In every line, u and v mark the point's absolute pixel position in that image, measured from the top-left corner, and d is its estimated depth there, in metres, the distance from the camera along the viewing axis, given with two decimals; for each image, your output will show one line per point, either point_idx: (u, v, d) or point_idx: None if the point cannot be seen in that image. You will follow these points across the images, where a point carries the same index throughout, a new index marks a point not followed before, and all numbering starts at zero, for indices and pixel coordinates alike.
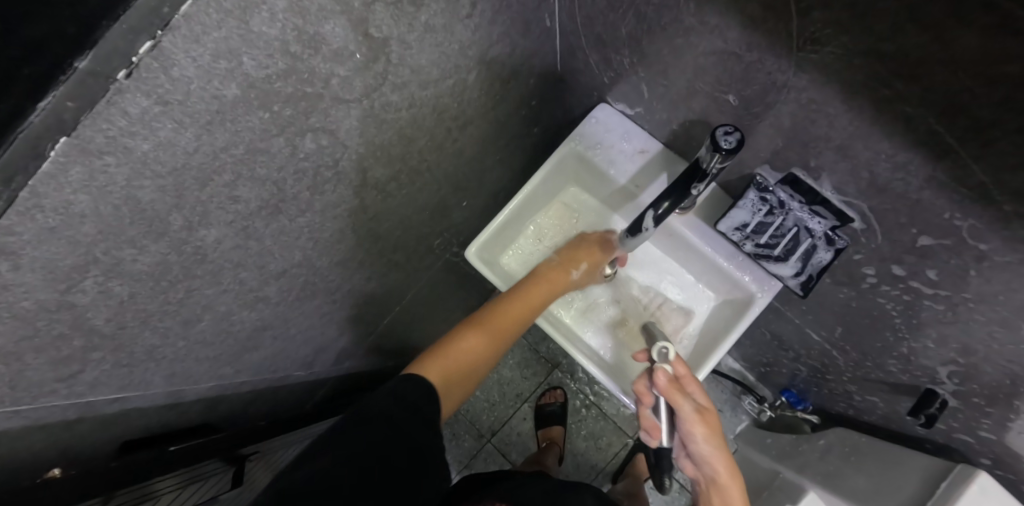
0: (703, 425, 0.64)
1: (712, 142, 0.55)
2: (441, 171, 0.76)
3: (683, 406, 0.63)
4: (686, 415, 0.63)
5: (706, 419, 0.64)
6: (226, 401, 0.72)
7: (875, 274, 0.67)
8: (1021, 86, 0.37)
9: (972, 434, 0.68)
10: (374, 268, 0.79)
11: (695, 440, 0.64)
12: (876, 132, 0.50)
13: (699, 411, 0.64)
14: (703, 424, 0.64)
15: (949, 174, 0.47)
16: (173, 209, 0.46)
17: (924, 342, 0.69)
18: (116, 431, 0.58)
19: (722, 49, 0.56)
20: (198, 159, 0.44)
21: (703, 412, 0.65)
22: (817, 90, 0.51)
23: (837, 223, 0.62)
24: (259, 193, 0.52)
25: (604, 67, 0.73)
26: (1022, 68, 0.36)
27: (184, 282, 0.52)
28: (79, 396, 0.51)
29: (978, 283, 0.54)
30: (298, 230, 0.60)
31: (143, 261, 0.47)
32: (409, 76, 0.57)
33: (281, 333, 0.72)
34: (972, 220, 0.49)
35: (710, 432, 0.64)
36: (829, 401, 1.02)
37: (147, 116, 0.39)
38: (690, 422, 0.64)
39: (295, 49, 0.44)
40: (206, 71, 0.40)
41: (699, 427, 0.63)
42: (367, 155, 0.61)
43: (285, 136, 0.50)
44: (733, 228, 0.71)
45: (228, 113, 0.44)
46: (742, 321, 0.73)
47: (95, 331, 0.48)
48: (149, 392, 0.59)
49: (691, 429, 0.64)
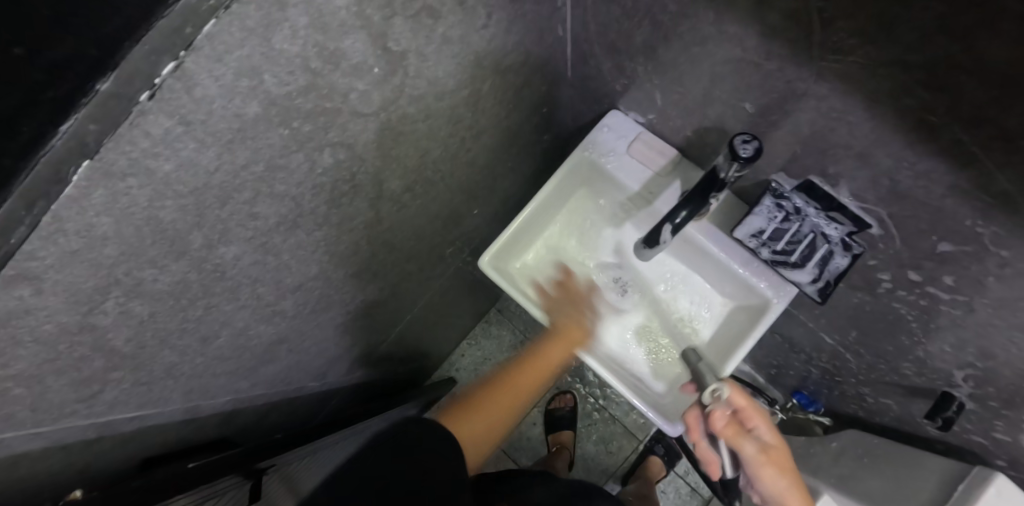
0: (771, 460, 0.67)
1: (731, 150, 0.55)
2: (454, 181, 0.75)
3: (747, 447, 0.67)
4: (748, 456, 0.67)
5: (772, 457, 0.67)
6: (241, 414, 0.71)
7: (891, 279, 0.67)
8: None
9: (987, 436, 0.68)
10: (387, 278, 0.79)
11: (763, 478, 0.67)
12: (899, 140, 0.50)
13: (762, 449, 0.67)
14: (768, 463, 0.67)
15: (973, 181, 0.47)
16: (194, 228, 0.46)
17: (941, 345, 0.69)
18: (134, 449, 0.58)
19: (739, 57, 0.56)
20: (219, 178, 0.44)
21: (767, 447, 0.68)
22: (837, 98, 0.51)
23: (854, 228, 0.62)
24: (277, 209, 0.51)
25: (617, 74, 0.72)
26: None
27: (203, 300, 0.52)
28: (98, 416, 0.50)
29: (998, 288, 0.55)
30: (314, 244, 0.59)
31: (163, 280, 0.47)
32: (425, 87, 0.56)
33: (296, 345, 0.71)
34: (995, 227, 0.49)
35: (777, 468, 0.67)
36: (840, 402, 1.02)
37: (169, 137, 0.38)
38: (756, 463, 0.67)
39: (316, 65, 0.44)
40: (227, 90, 0.40)
41: (768, 467, 0.67)
42: (383, 167, 0.60)
43: (303, 151, 0.49)
44: (750, 235, 0.70)
45: (249, 131, 0.43)
46: (758, 327, 0.73)
47: (115, 352, 0.47)
48: (168, 409, 0.58)
49: (757, 469, 0.67)
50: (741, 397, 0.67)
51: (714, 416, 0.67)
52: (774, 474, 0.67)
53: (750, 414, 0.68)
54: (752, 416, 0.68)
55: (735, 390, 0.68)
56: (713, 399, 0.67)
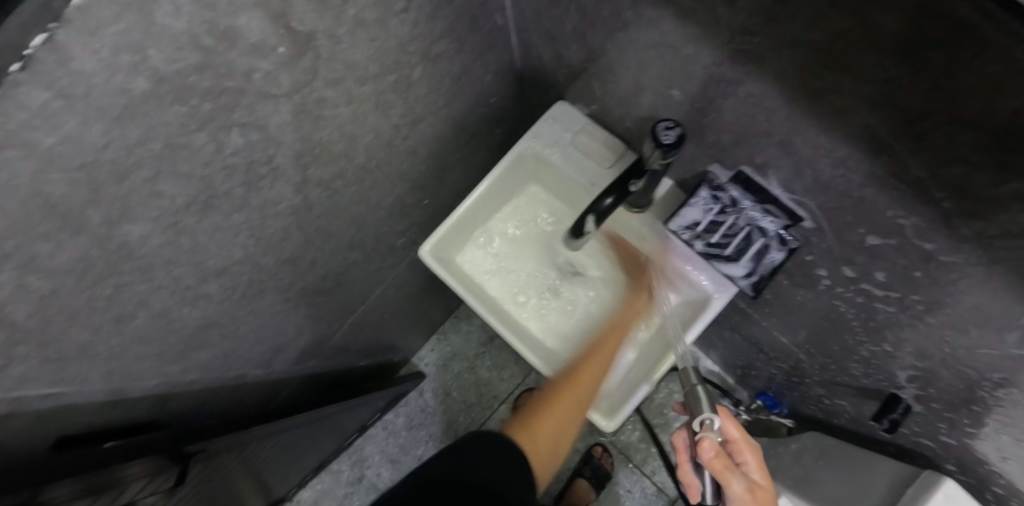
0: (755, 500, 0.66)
1: (654, 137, 0.55)
2: (394, 170, 0.75)
3: (733, 482, 0.66)
4: (734, 491, 0.66)
5: (759, 498, 0.66)
6: (176, 397, 0.71)
7: (828, 276, 0.65)
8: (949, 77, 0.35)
9: (936, 441, 0.66)
10: (328, 267, 0.79)
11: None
12: (814, 126, 0.48)
13: (748, 488, 0.67)
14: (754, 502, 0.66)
15: (887, 168, 0.46)
16: (89, 204, 0.46)
17: (884, 345, 0.67)
18: (54, 428, 0.58)
19: (659, 42, 0.54)
20: (111, 153, 0.44)
21: (755, 487, 0.68)
22: (752, 83, 0.50)
23: (789, 222, 0.60)
24: (185, 189, 0.51)
25: (557, 64, 0.71)
26: (945, 54, 0.34)
27: (111, 279, 0.52)
28: (6, 392, 0.50)
29: (926, 283, 0.53)
30: (235, 226, 0.59)
31: (61, 256, 0.47)
32: (343, 71, 0.56)
33: (229, 331, 0.71)
34: (916, 218, 0.47)
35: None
36: (801, 403, 1.01)
37: (47, 110, 0.38)
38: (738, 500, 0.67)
39: (207, 42, 0.44)
40: (108, 64, 0.39)
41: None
42: (305, 151, 0.60)
43: (207, 131, 0.49)
44: (684, 227, 0.68)
45: (140, 108, 0.43)
46: (698, 322, 0.71)
47: (16, 327, 0.47)
48: (87, 388, 0.59)
49: None
50: (733, 428, 0.71)
51: (703, 446, 0.66)
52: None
53: (741, 448, 0.71)
54: (742, 450, 0.71)
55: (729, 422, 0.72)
56: (703, 427, 0.67)
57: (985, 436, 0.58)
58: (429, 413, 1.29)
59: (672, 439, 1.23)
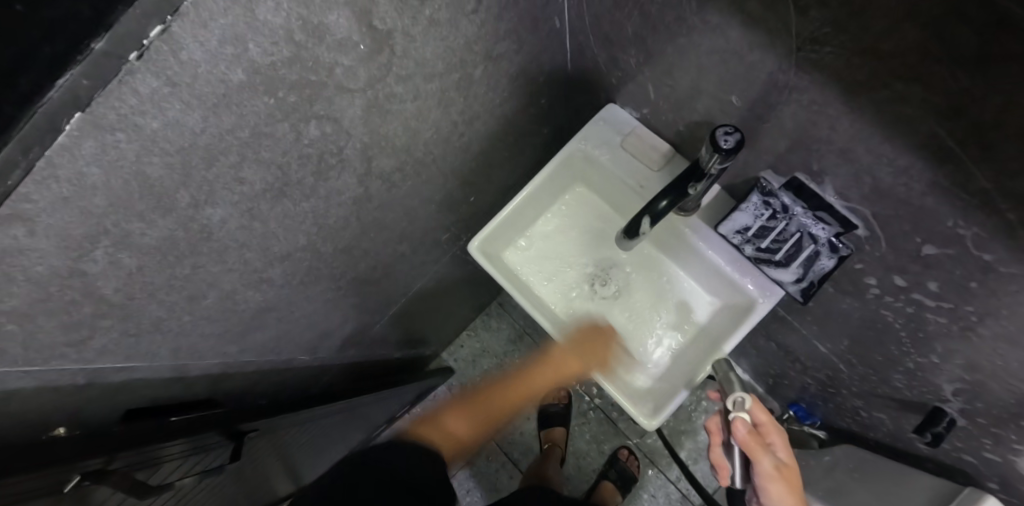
0: (782, 478, 0.64)
1: (712, 142, 0.55)
2: (447, 166, 0.77)
3: (763, 459, 0.64)
4: (763, 469, 0.64)
5: (786, 475, 0.64)
6: (231, 377, 0.74)
7: (878, 285, 0.66)
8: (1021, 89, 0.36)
9: (978, 455, 0.67)
10: (379, 258, 0.81)
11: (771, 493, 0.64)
12: (878, 134, 0.49)
13: (778, 466, 0.64)
14: (785, 482, 0.64)
15: (951, 178, 0.46)
16: (180, 187, 0.48)
17: (931, 357, 0.68)
18: (124, 399, 0.61)
19: (723, 49, 0.56)
20: (205, 139, 0.47)
21: (783, 466, 0.65)
22: (817, 91, 0.51)
23: (841, 229, 0.61)
24: (264, 176, 0.54)
25: (612, 67, 0.73)
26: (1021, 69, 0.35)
27: (190, 259, 0.55)
28: (88, 361, 0.54)
29: (982, 295, 0.53)
30: (302, 214, 0.62)
31: (151, 234, 0.49)
32: (413, 68, 0.58)
33: (285, 315, 0.74)
34: (977, 228, 0.48)
35: (787, 488, 0.63)
36: (836, 414, 1.01)
37: (156, 96, 0.41)
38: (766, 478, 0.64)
39: (300, 37, 0.46)
40: (212, 55, 0.42)
41: (779, 483, 0.63)
42: (371, 145, 0.62)
43: (289, 121, 0.52)
44: (734, 231, 0.70)
45: (234, 97, 0.46)
46: (742, 326, 0.72)
47: (104, 300, 0.50)
48: (156, 363, 0.61)
49: (768, 483, 0.64)
50: (761, 411, 0.68)
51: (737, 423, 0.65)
52: (783, 494, 0.63)
53: (769, 429, 0.67)
54: (769, 431, 0.67)
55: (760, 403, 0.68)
56: (737, 406, 0.66)
57: None
58: (457, 408, 1.30)
59: (699, 446, 1.23)
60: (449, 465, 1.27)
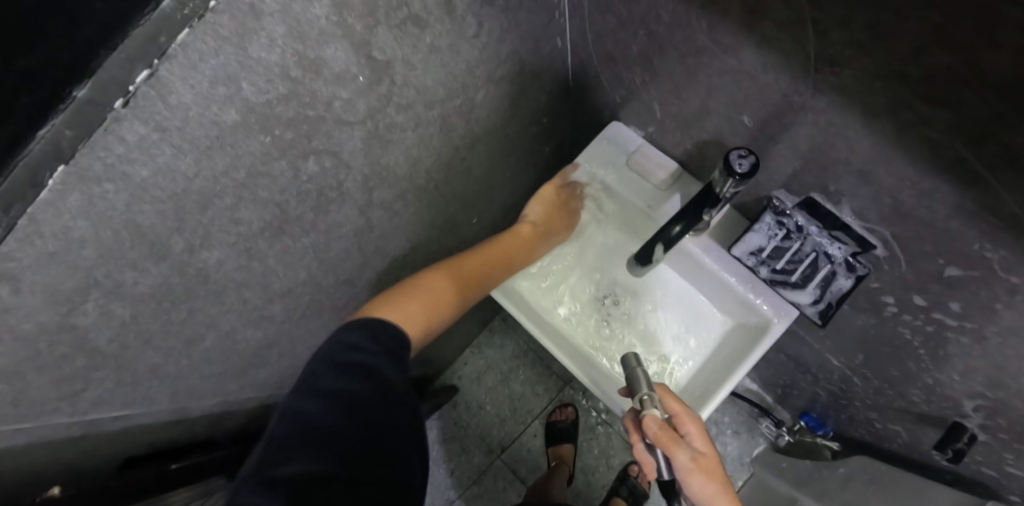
0: (701, 468, 0.62)
1: (725, 165, 0.53)
2: (449, 190, 0.75)
3: (680, 454, 0.61)
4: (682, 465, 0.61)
5: (703, 464, 0.62)
6: (232, 415, 0.72)
7: (895, 303, 0.64)
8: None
9: (999, 469, 0.66)
10: (382, 285, 0.79)
11: (693, 488, 0.62)
12: (901, 157, 0.47)
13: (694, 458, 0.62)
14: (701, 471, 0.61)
15: (979, 203, 0.45)
16: (174, 232, 0.46)
17: (950, 374, 0.66)
18: (121, 448, 0.58)
19: (735, 69, 0.54)
20: (199, 184, 0.44)
21: (700, 456, 0.63)
22: (836, 113, 0.49)
23: (859, 249, 0.59)
24: (261, 215, 0.52)
25: (616, 85, 0.71)
26: None
27: (187, 303, 0.52)
28: (82, 414, 0.51)
29: (1008, 317, 0.52)
30: (302, 249, 0.59)
31: (144, 282, 0.47)
32: (414, 96, 0.56)
33: (286, 350, 0.71)
34: (1004, 252, 0.46)
35: (707, 478, 0.62)
36: (849, 425, 0.99)
37: (145, 143, 0.39)
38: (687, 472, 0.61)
39: (296, 73, 0.44)
40: (204, 97, 0.40)
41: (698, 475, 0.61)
42: (372, 175, 0.60)
43: (286, 159, 0.49)
44: (749, 252, 0.68)
45: (228, 139, 0.44)
46: (756, 347, 0.69)
47: (97, 351, 0.48)
48: (154, 408, 0.59)
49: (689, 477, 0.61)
50: (673, 400, 0.65)
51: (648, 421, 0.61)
52: (705, 485, 0.61)
53: (683, 419, 0.66)
54: (684, 421, 0.66)
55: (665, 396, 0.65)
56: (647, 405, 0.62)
57: None
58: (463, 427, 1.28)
59: None
60: (456, 486, 1.24)
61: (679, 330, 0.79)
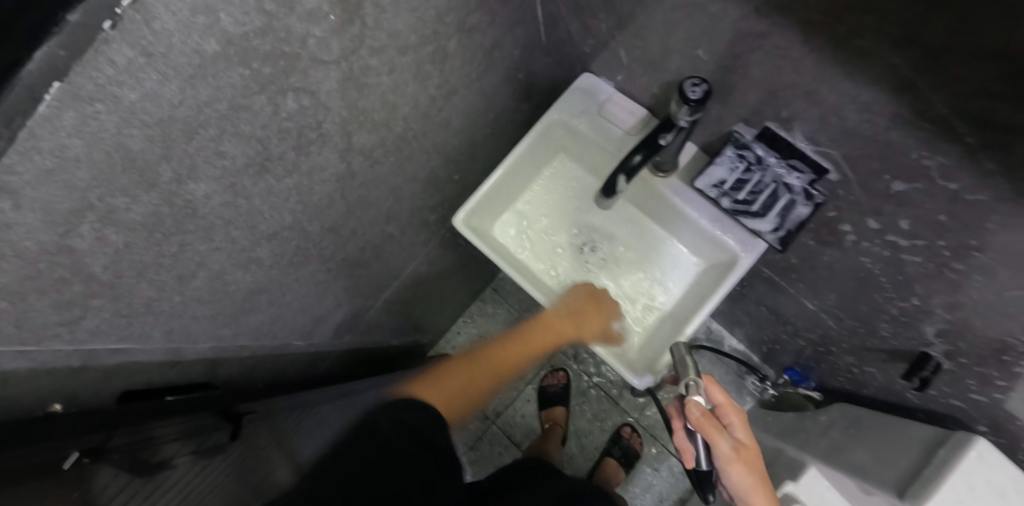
0: (740, 461, 0.65)
1: (681, 94, 0.57)
2: (428, 142, 0.78)
3: (720, 441, 0.66)
4: (721, 451, 0.66)
5: (744, 456, 0.66)
6: (227, 364, 0.75)
7: (853, 231, 0.67)
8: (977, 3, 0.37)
9: (965, 399, 0.70)
10: (367, 238, 0.82)
11: (733, 477, 0.66)
12: (840, 71, 0.50)
13: (735, 447, 0.66)
14: (741, 461, 0.65)
15: (912, 109, 0.48)
16: (162, 160, 0.49)
17: (911, 299, 0.69)
18: (119, 383, 0.61)
19: (686, 2, 0.57)
20: (183, 112, 0.47)
21: (743, 449, 0.66)
22: (778, 34, 0.52)
23: (815, 176, 0.63)
24: (244, 150, 0.55)
25: (584, 35, 0.74)
26: None
27: (177, 236, 0.55)
28: (81, 343, 0.54)
29: (952, 227, 0.55)
30: (286, 191, 0.63)
31: (136, 210, 0.50)
32: (386, 39, 0.59)
33: (276, 298, 0.75)
34: (941, 157, 0.49)
35: (748, 470, 0.65)
36: (831, 374, 1.02)
37: (133, 66, 0.41)
38: (725, 459, 0.66)
39: (270, 7, 0.47)
40: (185, 25, 0.43)
41: (738, 465, 0.65)
42: (350, 119, 0.63)
43: (265, 94, 0.53)
44: (711, 185, 0.71)
45: (209, 68, 0.47)
46: (726, 281, 0.73)
47: (94, 278, 0.51)
48: (149, 346, 0.62)
49: (727, 465, 0.66)
50: (718, 391, 0.68)
51: (691, 406, 0.67)
52: (743, 475, 0.65)
53: (728, 412, 0.68)
54: (728, 413, 0.68)
55: (718, 387, 0.69)
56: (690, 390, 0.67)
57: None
58: None
59: None
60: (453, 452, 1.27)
61: (653, 273, 0.83)
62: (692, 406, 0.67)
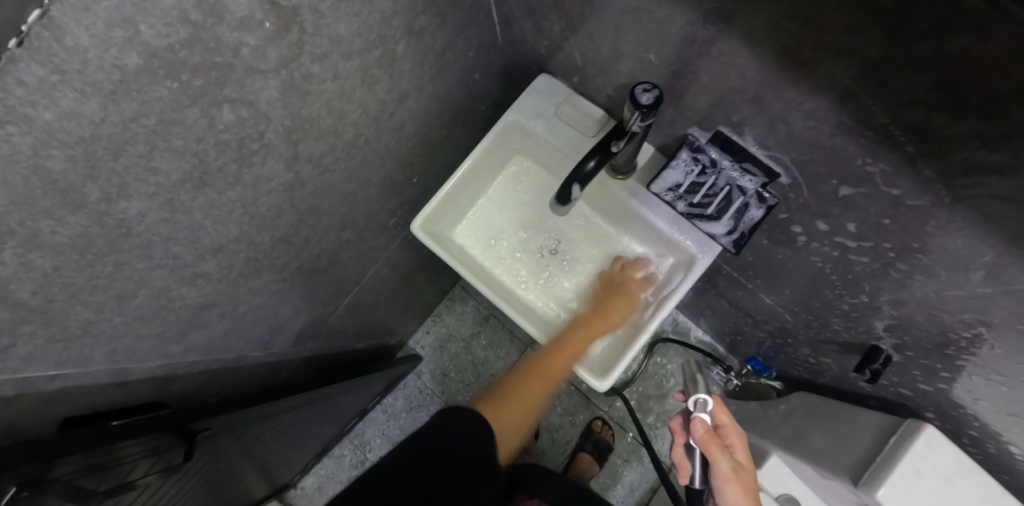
0: (737, 480, 0.75)
1: (632, 99, 0.56)
2: (381, 146, 0.77)
3: (722, 462, 0.74)
4: (721, 471, 0.74)
5: (740, 478, 0.75)
6: (178, 380, 0.72)
7: (803, 232, 0.68)
8: (912, 19, 0.37)
9: (913, 388, 0.74)
10: (321, 245, 0.80)
11: (727, 493, 0.75)
12: (785, 78, 0.50)
13: (733, 469, 0.75)
14: (736, 483, 0.75)
15: (854, 117, 0.48)
16: (88, 181, 0.46)
17: (860, 296, 0.71)
18: (61, 409, 0.58)
19: (635, 6, 0.56)
20: (107, 129, 0.44)
21: (739, 469, 0.76)
22: (724, 41, 0.52)
23: (767, 180, 0.63)
24: (179, 165, 0.52)
25: (538, 36, 0.73)
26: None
27: (111, 256, 0.52)
28: (14, 372, 0.50)
29: (895, 230, 0.56)
30: (229, 203, 0.60)
31: (62, 233, 0.47)
32: (328, 46, 0.57)
33: (228, 311, 0.72)
34: (882, 164, 0.50)
35: (740, 490, 0.74)
36: (789, 364, 1.05)
37: (45, 85, 0.38)
38: (724, 478, 0.75)
39: (196, 17, 0.45)
40: (101, 39, 0.40)
41: (733, 486, 0.74)
42: (295, 128, 0.61)
43: (199, 106, 0.50)
44: (667, 189, 0.71)
45: (133, 83, 0.44)
46: (685, 281, 0.74)
47: (21, 305, 0.47)
48: (91, 369, 0.59)
49: (725, 485, 0.74)
50: (724, 414, 0.79)
51: (696, 424, 0.76)
52: (737, 494, 0.74)
53: (729, 432, 0.79)
54: (730, 435, 0.79)
55: (724, 411, 0.80)
56: (701, 408, 0.77)
57: (963, 376, 0.64)
58: (428, 394, 1.32)
59: (666, 408, 1.27)
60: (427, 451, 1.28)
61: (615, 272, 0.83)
62: (697, 424, 0.76)
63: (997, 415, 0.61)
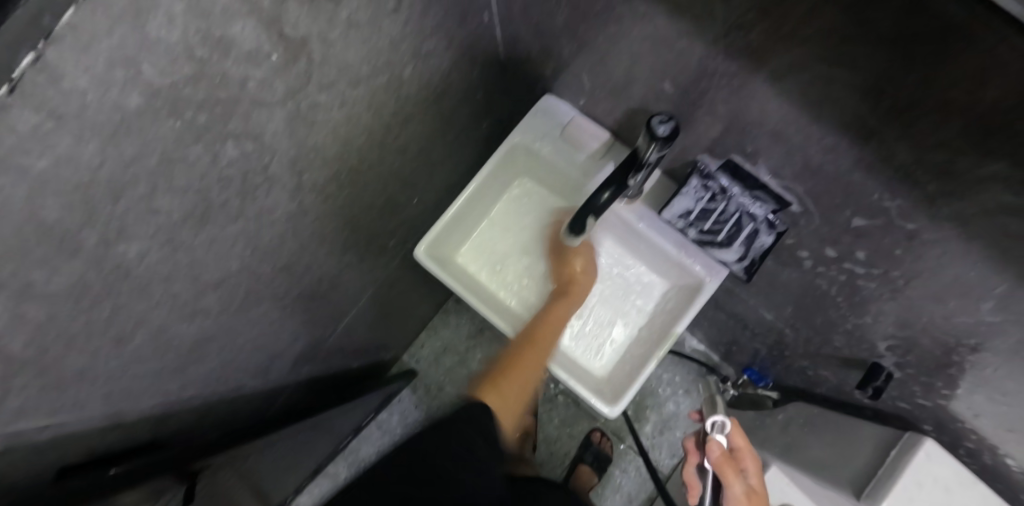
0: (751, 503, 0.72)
1: (649, 130, 0.55)
2: (384, 169, 0.74)
3: (736, 483, 0.73)
4: (733, 493, 0.72)
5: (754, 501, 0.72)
6: (175, 415, 0.69)
7: (811, 256, 0.70)
8: (950, 69, 0.37)
9: (910, 401, 0.73)
10: (323, 270, 0.78)
11: None
12: (806, 115, 0.50)
13: (747, 491, 0.73)
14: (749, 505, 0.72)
15: (875, 154, 0.48)
16: (85, 226, 0.42)
17: (864, 317, 0.72)
18: (50, 459, 0.55)
19: (653, 36, 0.55)
20: (106, 172, 0.41)
21: (753, 493, 0.74)
22: (745, 75, 0.51)
23: (777, 206, 0.64)
24: (181, 203, 0.49)
25: (545, 57, 0.72)
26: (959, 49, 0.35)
27: (109, 300, 0.49)
28: (4, 425, 0.47)
29: (908, 261, 0.57)
30: (231, 237, 0.58)
31: (58, 281, 0.43)
32: (336, 74, 0.55)
33: (227, 343, 0.69)
34: (900, 200, 0.51)
35: None
36: (785, 375, 1.06)
37: (40, 132, 0.34)
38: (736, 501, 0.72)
39: (202, 52, 0.41)
40: (101, 81, 0.36)
41: None
42: (300, 157, 0.59)
43: (202, 143, 0.47)
44: (678, 215, 0.72)
45: (134, 123, 0.40)
46: (692, 305, 0.75)
47: (12, 358, 0.44)
48: (86, 414, 0.55)
49: None
50: (740, 438, 0.80)
51: (712, 445, 0.76)
52: None
53: (744, 456, 0.79)
54: (745, 459, 0.79)
55: (739, 436, 0.81)
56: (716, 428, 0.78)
57: (958, 395, 0.65)
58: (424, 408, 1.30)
59: (662, 417, 1.28)
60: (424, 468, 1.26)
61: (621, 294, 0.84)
62: (713, 445, 0.76)
63: (997, 431, 0.61)
